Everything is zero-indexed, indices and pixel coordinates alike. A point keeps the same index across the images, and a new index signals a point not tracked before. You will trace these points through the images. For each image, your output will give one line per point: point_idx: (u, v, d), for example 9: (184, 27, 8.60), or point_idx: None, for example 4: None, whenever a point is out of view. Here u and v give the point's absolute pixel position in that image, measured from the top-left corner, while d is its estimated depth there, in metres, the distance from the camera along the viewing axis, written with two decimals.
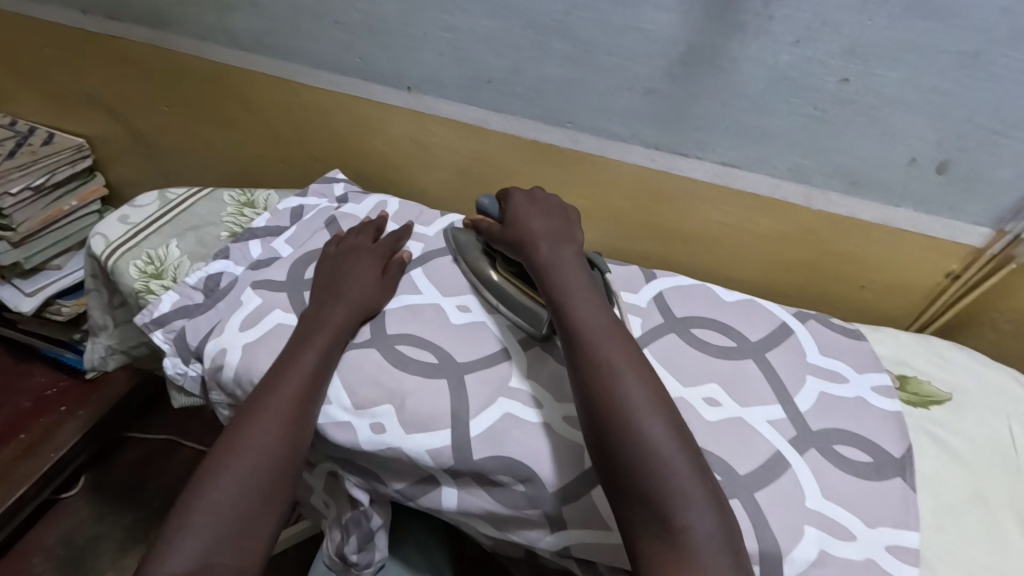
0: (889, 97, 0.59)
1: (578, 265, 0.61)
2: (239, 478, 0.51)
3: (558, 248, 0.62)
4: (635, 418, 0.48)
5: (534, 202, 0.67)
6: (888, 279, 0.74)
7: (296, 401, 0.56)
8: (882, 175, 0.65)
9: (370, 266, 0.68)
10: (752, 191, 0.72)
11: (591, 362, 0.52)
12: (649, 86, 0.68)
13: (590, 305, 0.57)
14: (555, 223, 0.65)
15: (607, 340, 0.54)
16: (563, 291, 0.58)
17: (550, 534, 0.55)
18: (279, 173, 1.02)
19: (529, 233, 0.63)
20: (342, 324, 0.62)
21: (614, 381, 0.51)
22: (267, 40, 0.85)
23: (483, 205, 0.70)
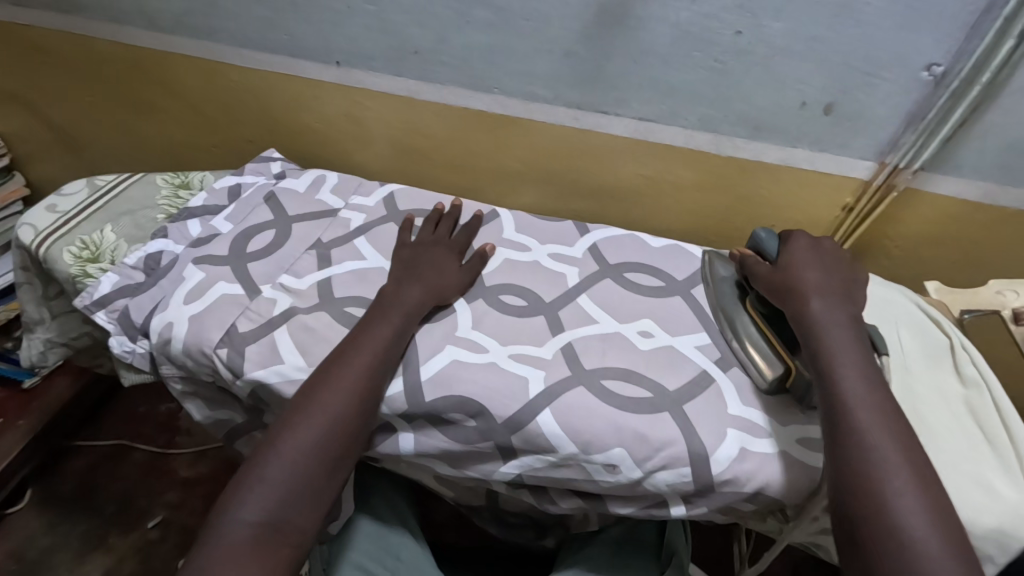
0: (778, 47, 0.66)
1: (854, 331, 0.56)
2: (314, 439, 0.52)
3: (833, 306, 0.58)
4: (890, 501, 0.45)
5: (817, 249, 0.64)
6: (794, 217, 0.82)
7: (365, 377, 0.56)
8: (779, 119, 0.73)
9: (449, 257, 0.70)
10: (667, 142, 0.79)
11: (855, 429, 0.49)
12: (567, 48, 0.72)
13: (863, 375, 0.53)
14: (839, 279, 0.61)
15: (876, 416, 0.50)
16: (829, 348, 0.55)
17: (504, 464, 0.59)
18: (214, 158, 1.01)
19: (804, 282, 0.60)
20: (415, 304, 0.63)
21: (875, 456, 0.47)
22: (188, 21, 0.84)
23: (759, 238, 0.68)
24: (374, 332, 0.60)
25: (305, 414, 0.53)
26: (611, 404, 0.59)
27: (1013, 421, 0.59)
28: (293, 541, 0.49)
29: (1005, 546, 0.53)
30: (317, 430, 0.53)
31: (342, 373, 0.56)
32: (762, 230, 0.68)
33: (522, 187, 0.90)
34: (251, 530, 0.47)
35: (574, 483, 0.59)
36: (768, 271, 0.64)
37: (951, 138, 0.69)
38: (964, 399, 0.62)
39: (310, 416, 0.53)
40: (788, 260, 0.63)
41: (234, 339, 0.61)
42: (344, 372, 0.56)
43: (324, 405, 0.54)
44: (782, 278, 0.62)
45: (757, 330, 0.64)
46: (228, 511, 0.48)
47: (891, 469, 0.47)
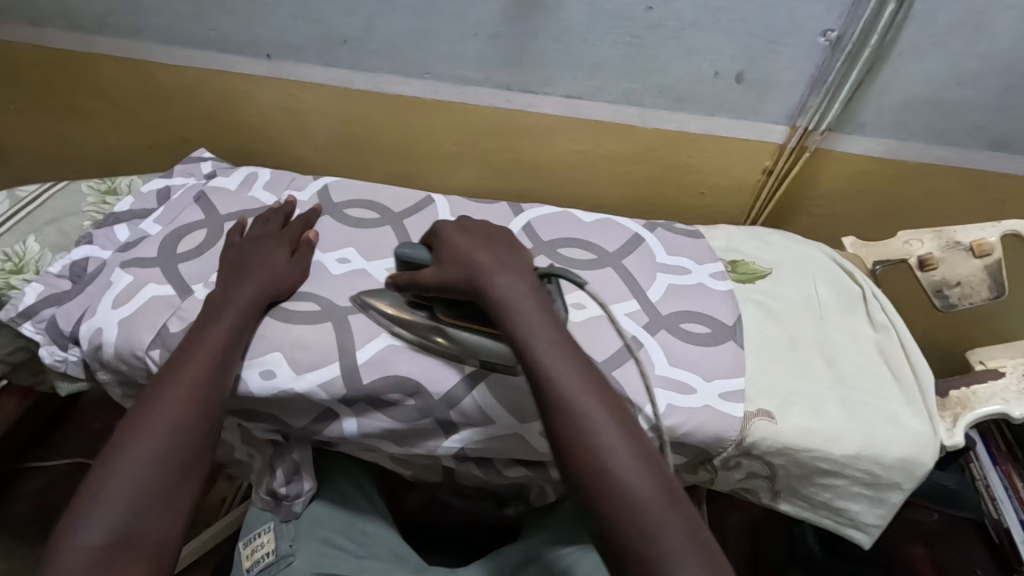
0: (688, 19, 0.69)
1: (537, 302, 0.55)
2: (154, 452, 0.52)
3: (513, 281, 0.56)
4: (621, 493, 0.44)
5: (464, 232, 0.62)
6: (721, 183, 0.86)
7: (203, 382, 0.56)
8: (698, 90, 0.75)
9: (281, 248, 0.68)
10: (597, 118, 0.81)
11: (576, 423, 0.47)
12: (490, 31, 0.74)
13: (572, 355, 0.51)
14: (498, 253, 0.59)
15: (592, 398, 0.49)
16: (529, 338, 0.52)
17: (446, 439, 0.61)
18: (149, 160, 1.00)
19: (474, 271, 0.57)
20: (248, 304, 0.62)
21: (594, 446, 0.46)
22: (110, 20, 0.82)
23: (405, 254, 0.62)
24: (205, 338, 0.59)
25: (140, 431, 0.53)
26: None
27: (918, 358, 0.64)
28: (146, 556, 0.49)
29: (911, 472, 0.58)
30: (156, 442, 0.53)
31: (174, 384, 0.56)
32: (402, 243, 0.64)
33: (461, 170, 0.92)
34: (94, 552, 0.47)
35: (515, 451, 0.62)
36: (432, 279, 0.59)
37: (856, 100, 0.73)
38: (874, 341, 0.67)
39: (147, 430, 0.53)
40: (445, 258, 0.60)
41: (167, 339, 0.61)
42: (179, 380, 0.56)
43: (158, 417, 0.54)
44: (454, 276, 0.58)
45: (465, 328, 0.61)
46: (66, 539, 0.48)
47: (619, 452, 0.46)
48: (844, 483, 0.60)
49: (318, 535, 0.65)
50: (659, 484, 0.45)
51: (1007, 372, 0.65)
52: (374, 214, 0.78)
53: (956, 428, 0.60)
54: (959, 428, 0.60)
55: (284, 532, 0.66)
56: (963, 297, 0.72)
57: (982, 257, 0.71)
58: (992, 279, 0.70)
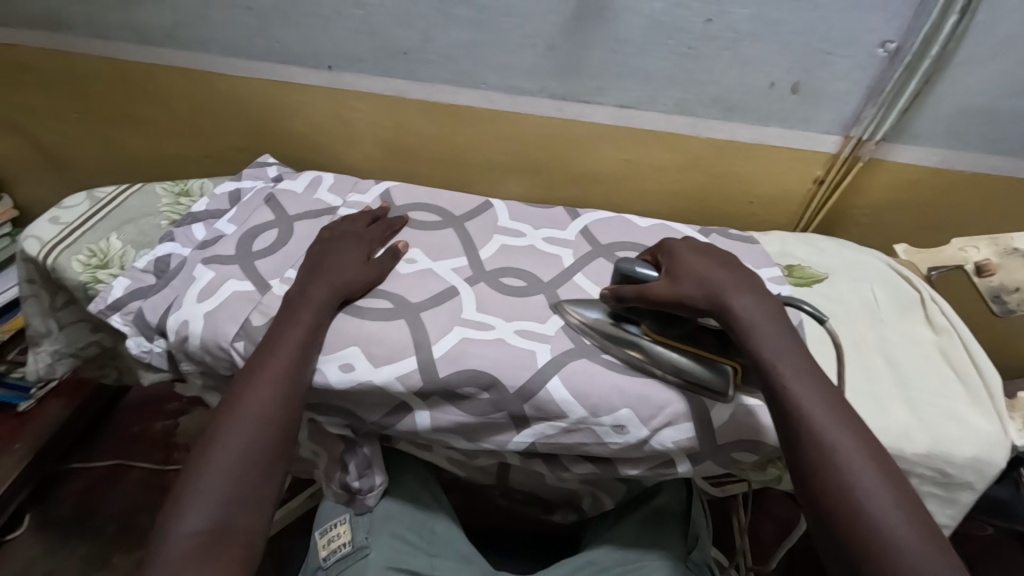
0: (743, 31, 0.71)
1: (779, 324, 0.56)
2: (250, 439, 0.53)
3: (755, 301, 0.57)
4: (863, 498, 0.45)
5: (697, 252, 0.62)
6: (768, 192, 0.88)
7: (288, 375, 0.58)
8: (751, 99, 0.78)
9: (354, 249, 0.70)
10: (648, 127, 0.83)
11: (815, 432, 0.48)
12: (548, 42, 0.77)
13: (801, 368, 0.52)
14: (735, 273, 0.60)
15: (823, 413, 0.49)
16: (771, 358, 0.53)
17: (517, 434, 0.63)
18: (205, 167, 1.03)
19: (712, 290, 0.57)
20: (323, 303, 0.64)
21: (838, 454, 0.47)
22: (177, 32, 0.86)
23: (629, 270, 0.62)
24: (284, 336, 0.60)
25: (231, 423, 0.54)
26: (616, 370, 0.62)
27: (983, 361, 0.65)
28: (242, 542, 0.48)
29: (983, 471, 0.59)
30: (250, 431, 0.53)
31: (265, 377, 0.57)
32: (623, 259, 0.63)
33: (511, 178, 0.94)
34: (196, 539, 0.46)
35: (586, 448, 0.62)
36: (666, 294, 0.59)
37: (906, 109, 0.75)
38: (935, 344, 0.68)
39: (240, 422, 0.54)
40: (678, 273, 0.60)
41: (250, 332, 0.63)
42: (267, 373, 0.57)
43: (248, 409, 0.54)
44: (688, 291, 0.58)
45: (671, 349, 0.61)
46: (169, 525, 0.47)
47: (855, 460, 0.46)
48: (914, 482, 0.60)
49: (392, 529, 0.68)
50: (898, 497, 0.45)
51: None
52: (435, 217, 0.80)
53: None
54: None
55: (360, 523, 0.68)
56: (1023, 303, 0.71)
57: None
58: None
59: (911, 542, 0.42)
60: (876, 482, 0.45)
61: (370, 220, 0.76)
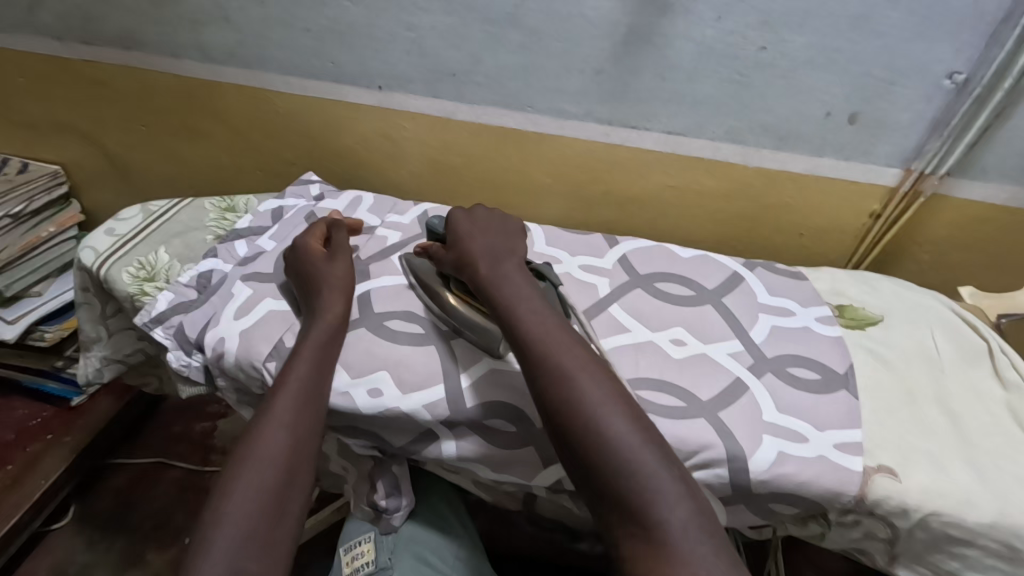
0: (800, 59, 0.68)
1: (524, 279, 0.62)
2: (257, 484, 0.52)
3: (499, 264, 0.63)
4: (594, 411, 0.50)
5: (471, 220, 0.70)
6: (820, 225, 0.83)
7: (296, 413, 0.57)
8: (805, 129, 0.74)
9: (317, 250, 0.71)
10: (695, 154, 0.81)
11: (552, 363, 0.53)
12: (596, 66, 0.75)
13: (536, 309, 0.58)
14: (494, 240, 0.67)
15: (557, 342, 0.55)
16: (510, 306, 0.59)
17: (545, 469, 0.61)
18: (254, 180, 1.06)
19: (467, 256, 0.65)
20: (326, 335, 0.63)
21: (564, 377, 0.52)
22: (240, 52, 0.89)
23: (432, 226, 0.72)
24: (290, 368, 0.60)
25: (245, 464, 0.54)
26: (650, 411, 0.60)
27: None
28: None
29: None
30: (258, 476, 0.53)
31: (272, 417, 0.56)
32: (431, 216, 0.74)
33: (551, 201, 0.92)
34: None
35: None
36: (443, 255, 0.68)
37: (976, 143, 0.71)
38: (1004, 401, 0.63)
39: (248, 467, 0.53)
40: (450, 240, 0.69)
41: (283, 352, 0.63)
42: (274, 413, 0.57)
43: (261, 449, 0.55)
44: (452, 256, 0.67)
45: (462, 302, 0.66)
46: None
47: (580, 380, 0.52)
48: (975, 553, 0.55)
49: (415, 549, 0.67)
50: (619, 401, 0.51)
51: None
52: None
53: None
54: None
55: (385, 544, 0.68)
56: None
57: None
58: None
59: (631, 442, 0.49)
60: (601, 393, 0.51)
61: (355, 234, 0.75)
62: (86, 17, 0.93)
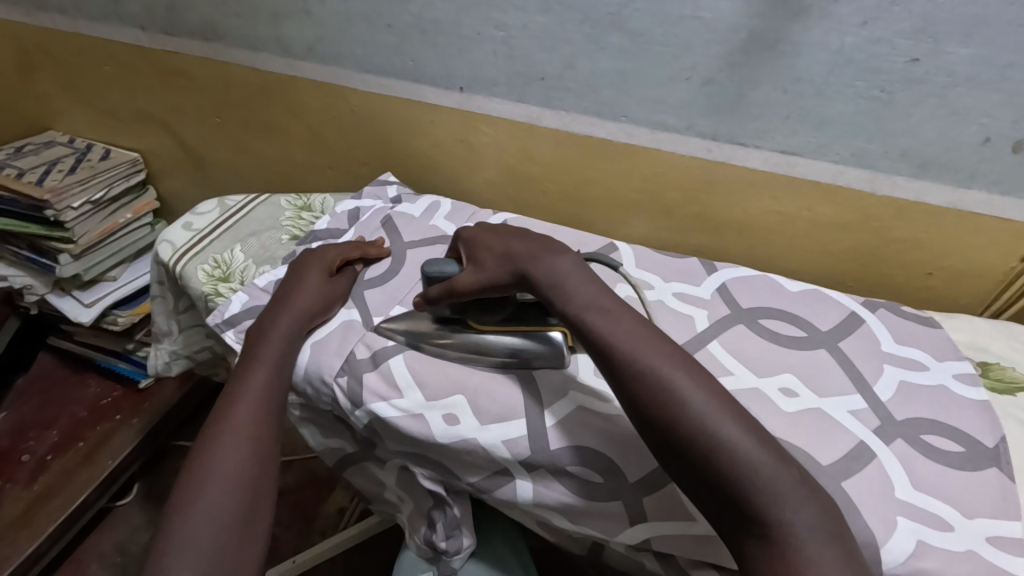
0: (960, 76, 0.59)
1: (587, 275, 0.52)
2: (217, 506, 0.48)
3: (554, 260, 0.54)
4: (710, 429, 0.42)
5: (491, 231, 0.61)
6: (954, 266, 0.73)
7: (256, 427, 0.54)
8: (953, 156, 0.64)
9: (315, 267, 0.68)
10: (811, 177, 0.72)
11: (642, 377, 0.45)
12: (706, 76, 0.68)
13: (607, 305, 0.50)
14: (532, 240, 0.57)
15: (641, 347, 0.46)
16: (582, 308, 0.50)
17: (630, 528, 0.54)
18: (327, 178, 1.04)
19: (518, 266, 0.55)
20: (287, 337, 0.61)
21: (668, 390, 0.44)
22: (320, 47, 0.86)
23: (434, 270, 0.61)
24: (250, 377, 0.57)
25: (200, 486, 0.49)
26: None
27: None
28: None
29: None
30: (221, 497, 0.49)
31: (228, 432, 0.53)
32: (427, 261, 0.62)
33: (639, 218, 0.85)
34: None
35: (712, 557, 0.53)
36: (471, 283, 0.58)
37: None
38: None
39: (206, 489, 0.49)
40: (481, 258, 0.59)
41: (353, 367, 0.61)
42: (231, 429, 0.53)
43: (218, 468, 0.50)
44: (496, 270, 0.57)
45: (504, 332, 0.60)
46: None
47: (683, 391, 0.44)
48: None
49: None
50: (725, 404, 0.44)
51: None
52: None
53: None
54: None
55: None
56: None
57: None
58: None
59: (763, 457, 0.41)
60: (712, 405, 0.43)
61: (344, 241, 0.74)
62: (172, 8, 0.92)
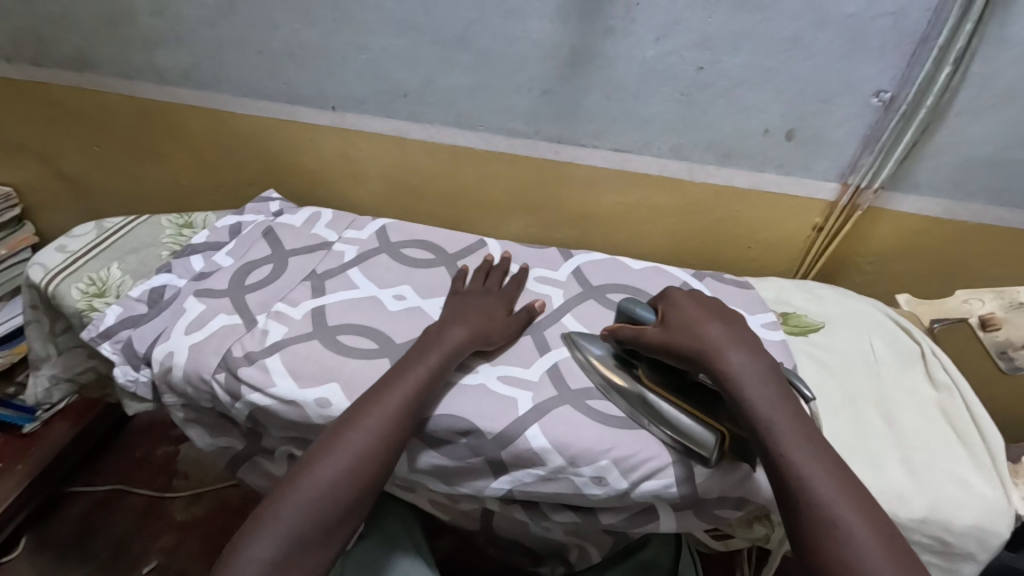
0: (738, 79, 0.72)
1: (776, 385, 0.54)
2: (337, 482, 0.52)
3: (742, 358, 0.56)
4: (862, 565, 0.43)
5: (698, 305, 0.61)
6: (767, 238, 0.87)
7: (392, 422, 0.56)
8: (745, 145, 0.78)
9: (498, 304, 0.71)
10: (643, 171, 0.84)
11: (804, 491, 0.47)
12: (544, 86, 0.78)
13: (791, 419, 0.51)
14: (726, 325, 0.59)
15: (813, 469, 0.48)
16: (762, 410, 0.52)
17: (495, 480, 0.61)
18: (213, 200, 1.06)
19: (704, 346, 0.57)
20: (452, 351, 0.63)
21: (829, 517, 0.45)
22: (194, 73, 0.89)
23: (630, 309, 0.64)
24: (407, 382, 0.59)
25: (331, 455, 0.54)
26: (597, 419, 0.61)
27: (986, 422, 0.62)
28: None
29: (983, 541, 0.55)
30: (336, 477, 0.53)
31: (368, 420, 0.56)
32: (627, 300, 0.65)
33: (509, 217, 0.94)
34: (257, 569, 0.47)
35: (564, 496, 0.61)
36: (658, 341, 0.59)
37: (906, 158, 0.74)
38: (936, 401, 0.65)
39: (334, 460, 0.53)
40: (672, 323, 0.60)
41: (230, 363, 0.64)
42: (369, 420, 0.56)
43: (346, 449, 0.54)
44: (682, 339, 0.58)
45: (667, 399, 0.60)
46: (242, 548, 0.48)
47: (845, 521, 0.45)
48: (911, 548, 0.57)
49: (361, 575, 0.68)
50: (887, 550, 0.44)
51: None
52: (429, 254, 0.81)
53: None
54: None
55: None
56: None
57: None
58: None
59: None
60: (862, 533, 0.44)
61: (483, 273, 0.77)
62: (40, 40, 0.92)
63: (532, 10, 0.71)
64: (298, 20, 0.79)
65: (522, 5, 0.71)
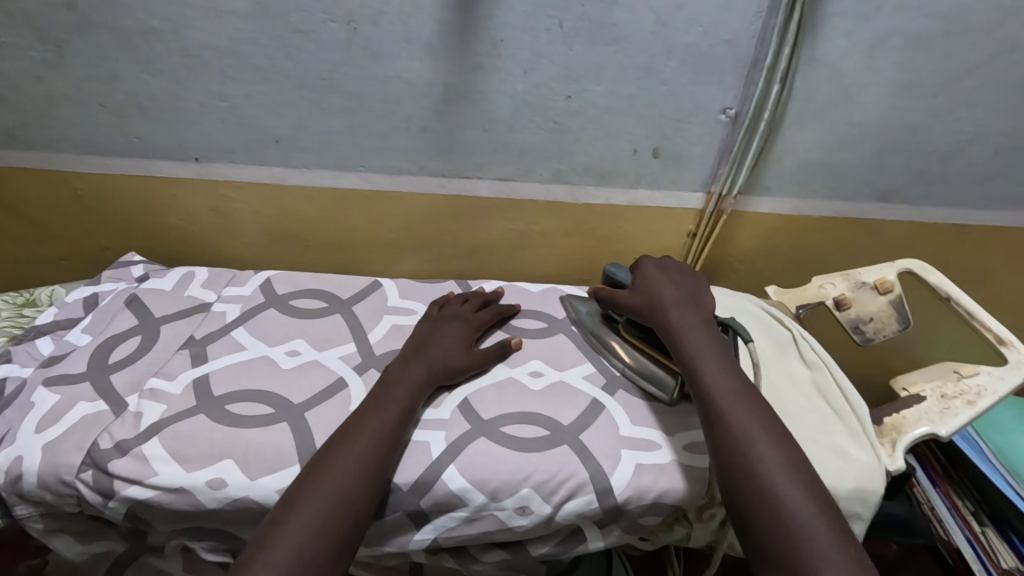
0: (603, 106, 0.76)
1: (727, 367, 0.58)
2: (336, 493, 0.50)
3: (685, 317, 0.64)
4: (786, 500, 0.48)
5: (662, 269, 0.70)
6: (650, 248, 0.93)
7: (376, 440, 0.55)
8: (619, 166, 0.83)
9: (463, 332, 0.71)
10: (529, 197, 0.86)
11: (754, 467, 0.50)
12: (421, 124, 0.78)
13: (776, 447, 0.51)
14: (684, 294, 0.67)
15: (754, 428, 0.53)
16: (745, 442, 0.51)
17: (418, 531, 0.59)
18: (62, 271, 0.94)
19: (656, 305, 0.66)
20: (424, 379, 0.63)
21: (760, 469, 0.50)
22: (23, 133, 0.78)
23: (612, 272, 0.74)
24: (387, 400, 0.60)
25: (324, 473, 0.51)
26: (514, 447, 0.61)
27: (853, 394, 0.69)
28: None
29: (866, 501, 0.61)
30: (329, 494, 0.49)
31: (351, 444, 0.54)
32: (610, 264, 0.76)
33: (405, 254, 0.93)
34: None
35: (491, 535, 0.59)
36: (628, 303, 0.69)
37: (756, 165, 0.83)
38: (811, 380, 0.72)
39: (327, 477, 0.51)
40: (637, 287, 0.70)
41: (97, 457, 0.56)
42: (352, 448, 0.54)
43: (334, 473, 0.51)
44: (642, 304, 0.68)
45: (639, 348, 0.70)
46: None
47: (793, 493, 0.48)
48: None
49: None
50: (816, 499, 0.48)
51: (928, 396, 0.67)
52: (321, 303, 0.77)
53: (895, 453, 0.63)
54: (898, 453, 0.63)
55: None
56: (877, 331, 0.77)
57: (885, 294, 0.78)
58: (898, 313, 0.77)
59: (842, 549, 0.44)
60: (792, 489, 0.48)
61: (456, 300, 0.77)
62: None
63: (400, 51, 0.71)
64: (143, 71, 0.72)
65: (389, 47, 0.70)
